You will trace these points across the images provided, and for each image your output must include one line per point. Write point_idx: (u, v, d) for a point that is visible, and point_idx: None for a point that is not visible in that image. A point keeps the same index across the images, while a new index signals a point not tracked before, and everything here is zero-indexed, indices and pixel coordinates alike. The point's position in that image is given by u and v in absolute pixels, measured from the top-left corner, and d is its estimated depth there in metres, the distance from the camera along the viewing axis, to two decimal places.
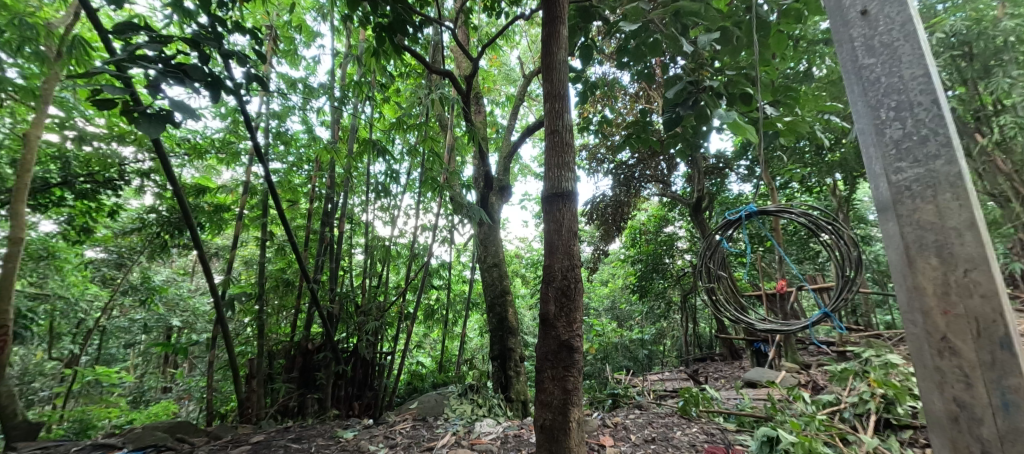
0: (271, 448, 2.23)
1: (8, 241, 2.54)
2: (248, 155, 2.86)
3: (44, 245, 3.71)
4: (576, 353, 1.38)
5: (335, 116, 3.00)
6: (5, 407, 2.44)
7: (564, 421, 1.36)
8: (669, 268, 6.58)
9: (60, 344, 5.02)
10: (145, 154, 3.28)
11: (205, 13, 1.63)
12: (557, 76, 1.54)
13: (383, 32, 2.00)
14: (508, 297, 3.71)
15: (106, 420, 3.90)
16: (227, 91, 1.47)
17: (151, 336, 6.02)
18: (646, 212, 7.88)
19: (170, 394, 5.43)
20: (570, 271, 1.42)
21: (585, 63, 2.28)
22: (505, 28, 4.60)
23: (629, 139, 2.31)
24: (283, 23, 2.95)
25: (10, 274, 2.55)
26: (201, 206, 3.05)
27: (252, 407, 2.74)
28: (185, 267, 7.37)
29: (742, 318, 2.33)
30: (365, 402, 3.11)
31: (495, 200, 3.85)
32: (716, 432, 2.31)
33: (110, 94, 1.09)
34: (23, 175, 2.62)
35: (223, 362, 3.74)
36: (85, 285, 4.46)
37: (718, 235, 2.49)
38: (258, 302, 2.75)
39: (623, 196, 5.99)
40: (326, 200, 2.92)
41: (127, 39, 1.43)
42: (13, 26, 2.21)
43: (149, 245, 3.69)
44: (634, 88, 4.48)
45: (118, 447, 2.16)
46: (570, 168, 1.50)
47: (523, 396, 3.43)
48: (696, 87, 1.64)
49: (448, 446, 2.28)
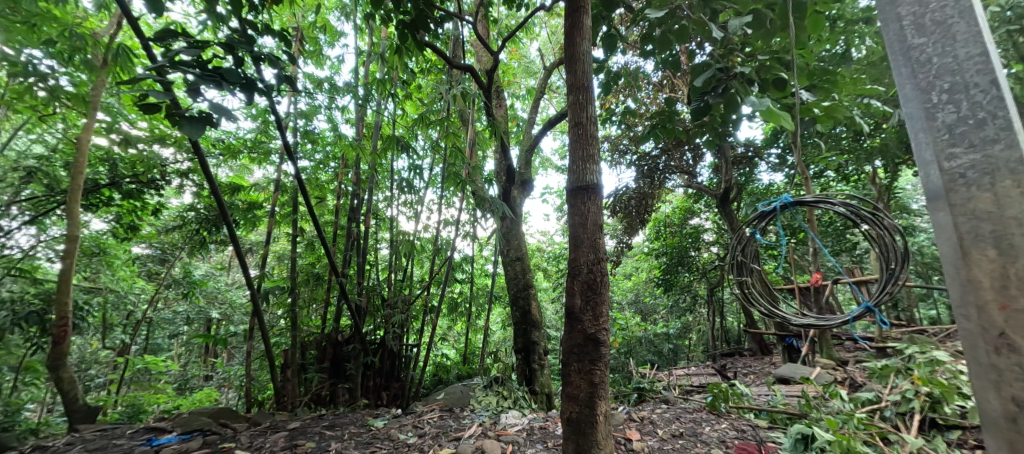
0: (307, 435, 2.31)
1: (66, 239, 2.68)
2: (278, 154, 2.99)
3: (96, 242, 3.96)
4: (603, 347, 1.38)
5: (360, 114, 3.06)
6: (67, 392, 2.63)
7: (592, 414, 1.36)
8: (694, 262, 6.43)
9: (112, 335, 5.33)
10: (184, 156, 3.47)
11: (237, 18, 1.69)
12: (581, 67, 1.52)
13: (405, 29, 2.01)
14: (531, 290, 3.72)
15: (155, 405, 4.14)
16: (261, 92, 1.52)
17: (193, 327, 6.36)
18: (670, 204, 7.75)
19: (213, 382, 5.74)
20: (596, 264, 1.41)
21: (608, 52, 2.23)
22: (523, 23, 4.60)
23: (654, 129, 2.24)
24: (308, 25, 3.03)
25: (69, 269, 2.70)
26: (235, 204, 3.21)
27: (288, 395, 2.87)
28: (222, 262, 7.75)
29: (778, 313, 2.31)
30: (393, 392, 3.21)
31: (517, 194, 3.87)
32: (748, 429, 2.26)
33: (154, 99, 1.14)
34: (76, 177, 2.76)
35: (260, 351, 3.90)
36: (132, 279, 4.78)
37: (750, 227, 2.42)
38: (291, 295, 2.86)
39: (646, 188, 5.90)
40: (353, 196, 3.02)
41: (167, 47, 1.48)
42: (65, 37, 2.35)
43: (191, 241, 3.92)
44: (657, 77, 4.37)
45: (168, 431, 2.33)
46: (595, 161, 1.48)
47: (547, 389, 3.48)
48: (726, 74, 1.58)
49: (475, 436, 2.32)
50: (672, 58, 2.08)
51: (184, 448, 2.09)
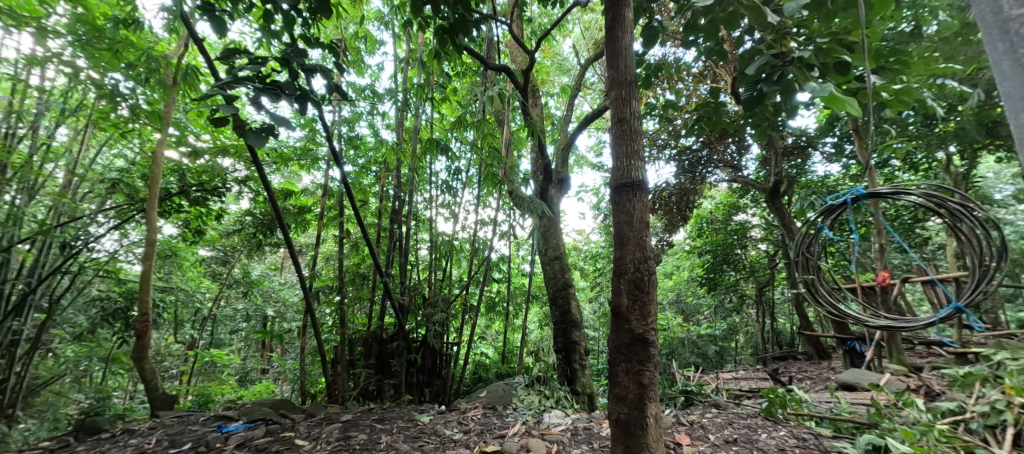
0: (359, 427, 2.40)
1: (145, 243, 2.93)
2: (326, 161, 3.14)
3: (169, 246, 4.33)
4: (651, 347, 1.34)
5: (399, 119, 3.16)
6: (149, 382, 2.88)
7: (641, 415, 1.32)
8: (742, 260, 6.14)
9: (183, 330, 5.79)
10: (242, 165, 3.72)
11: (289, 32, 1.77)
12: (623, 62, 1.48)
13: (445, 34, 2.03)
14: (570, 289, 3.69)
15: (221, 395, 4.46)
16: (314, 103, 1.60)
17: (251, 324, 6.80)
18: (714, 199, 7.43)
19: (270, 375, 6.11)
20: (642, 263, 1.37)
21: (648, 45, 2.16)
22: (557, 20, 4.57)
23: (699, 122, 2.15)
24: (352, 36, 3.17)
25: (149, 270, 2.96)
26: (288, 209, 3.39)
27: (338, 389, 3.03)
28: (275, 263, 8.25)
29: (848, 313, 2.26)
30: (435, 389, 3.28)
31: (554, 193, 3.85)
32: (809, 437, 2.12)
33: (224, 114, 1.23)
34: (153, 187, 3.01)
35: (312, 347, 4.11)
36: (199, 280, 5.18)
37: (816, 221, 2.32)
38: (339, 294, 2.99)
39: (688, 183, 5.69)
40: (395, 199, 3.11)
41: (230, 64, 1.58)
42: (143, 60, 2.57)
43: (249, 243, 4.19)
44: (698, 67, 4.20)
45: (234, 418, 2.49)
46: (640, 156, 1.44)
47: (589, 389, 3.44)
48: (782, 60, 1.49)
49: (520, 435, 2.32)
50: (719, 48, 1.99)
51: (250, 436, 2.23)
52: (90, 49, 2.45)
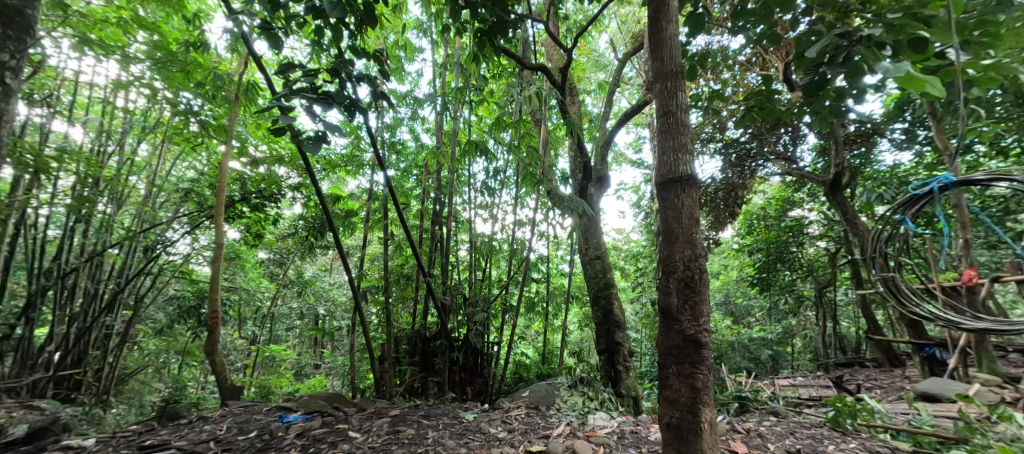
0: (406, 422, 2.47)
1: (213, 245, 3.16)
2: (371, 166, 3.27)
3: (234, 248, 4.67)
4: (704, 349, 1.28)
5: (438, 123, 3.23)
6: (218, 374, 3.11)
7: (694, 421, 1.26)
8: (798, 259, 5.77)
9: (245, 327, 6.21)
10: (294, 172, 3.93)
11: (337, 43, 1.83)
12: (668, 53, 1.42)
13: (483, 37, 2.02)
14: (612, 289, 3.60)
15: (279, 388, 4.73)
16: (362, 110, 1.65)
17: (305, 322, 7.18)
18: (765, 194, 7.03)
19: (323, 370, 6.43)
20: (693, 261, 1.31)
21: (693, 33, 2.06)
22: (593, 16, 4.49)
23: (750, 112, 2.02)
24: (392, 45, 3.28)
25: (217, 271, 3.19)
26: (336, 213, 3.55)
27: (386, 385, 3.13)
28: (326, 264, 8.67)
29: (936, 315, 2.08)
30: (477, 388, 3.31)
31: (594, 191, 3.79)
32: (885, 451, 1.94)
33: (282, 124, 1.30)
34: (219, 194, 3.25)
35: (361, 345, 4.28)
36: (258, 280, 5.53)
37: (896, 214, 2.17)
38: (384, 294, 3.08)
39: (736, 178, 5.42)
40: (435, 201, 3.17)
41: (285, 77, 1.67)
42: (210, 78, 2.79)
43: (303, 245, 4.42)
44: (746, 54, 3.97)
45: (293, 410, 2.64)
46: (688, 150, 1.37)
47: (634, 392, 3.34)
48: (848, 39, 1.35)
49: (564, 436, 2.29)
50: (772, 32, 1.85)
51: (308, 426, 2.35)
52: (165, 72, 2.65)
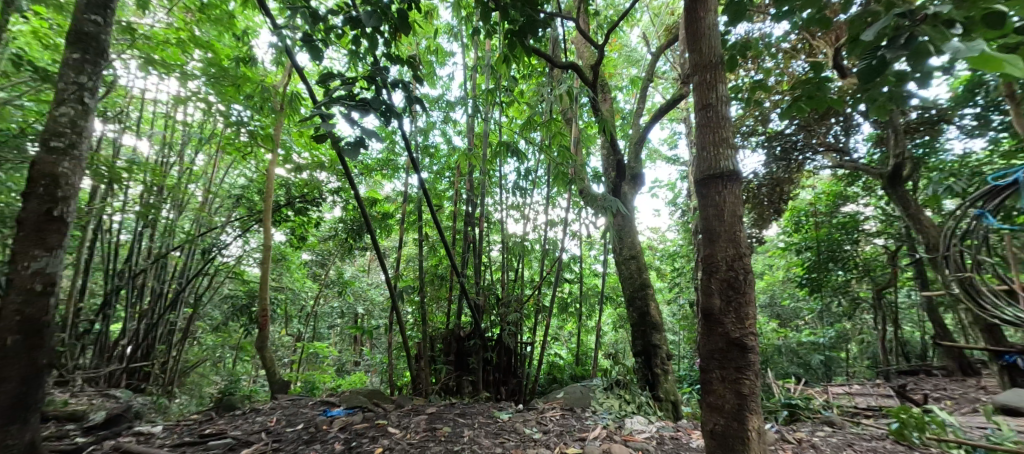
0: (443, 420, 2.49)
1: (261, 246, 3.32)
2: (405, 169, 3.35)
3: (279, 250, 4.90)
4: (751, 353, 1.20)
5: (469, 125, 3.26)
6: (267, 369, 3.26)
7: (741, 428, 1.19)
8: (851, 258, 5.42)
9: (291, 325, 6.50)
10: (334, 176, 4.08)
11: (372, 50, 1.87)
12: (706, 44, 1.36)
13: (514, 37, 2.00)
14: (648, 290, 3.50)
15: (322, 384, 4.92)
16: (398, 114, 1.67)
17: (345, 321, 7.42)
18: (812, 190, 6.65)
19: (363, 367, 6.62)
20: (737, 260, 1.24)
21: (734, 21, 1.95)
22: (625, 11, 4.40)
23: (795, 104, 1.89)
24: (424, 50, 3.33)
25: (265, 271, 3.35)
26: (373, 215, 3.65)
27: (422, 383, 3.18)
28: (365, 265, 8.95)
29: None
30: (511, 388, 3.30)
31: (628, 189, 3.69)
32: None
33: (322, 131, 1.34)
34: (266, 198, 3.41)
35: (399, 343, 4.37)
36: (302, 280, 5.77)
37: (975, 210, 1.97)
38: (420, 293, 3.14)
39: (781, 173, 5.15)
40: (468, 202, 3.20)
41: (325, 85, 1.72)
42: (257, 89, 2.94)
43: (343, 247, 4.57)
44: (790, 41, 3.76)
45: (336, 405, 2.72)
46: (730, 145, 1.30)
47: (673, 396, 3.24)
48: (912, 17, 1.23)
49: (601, 439, 2.25)
50: (822, 17, 1.73)
51: (351, 421, 2.41)
52: (218, 86, 2.82)
